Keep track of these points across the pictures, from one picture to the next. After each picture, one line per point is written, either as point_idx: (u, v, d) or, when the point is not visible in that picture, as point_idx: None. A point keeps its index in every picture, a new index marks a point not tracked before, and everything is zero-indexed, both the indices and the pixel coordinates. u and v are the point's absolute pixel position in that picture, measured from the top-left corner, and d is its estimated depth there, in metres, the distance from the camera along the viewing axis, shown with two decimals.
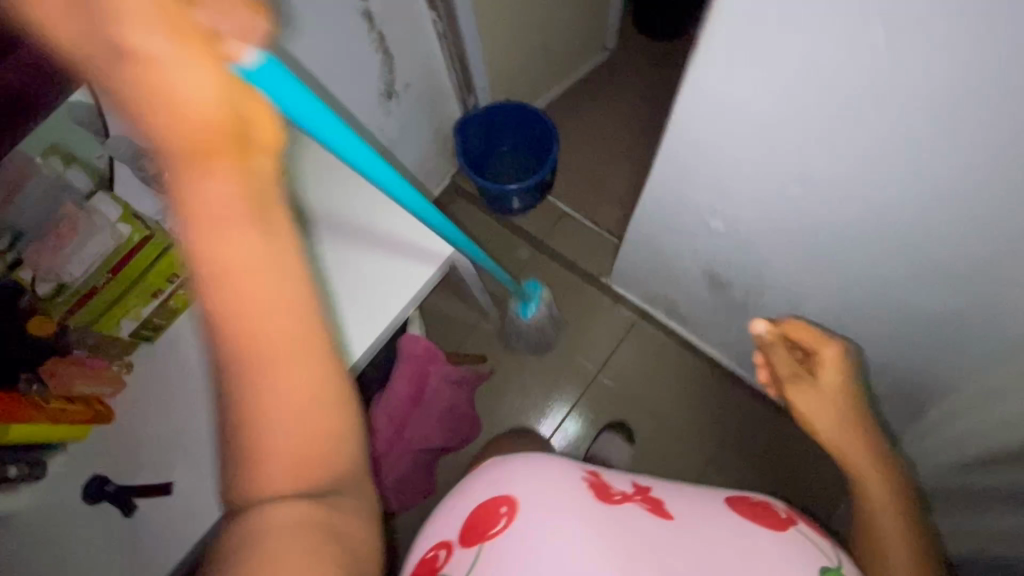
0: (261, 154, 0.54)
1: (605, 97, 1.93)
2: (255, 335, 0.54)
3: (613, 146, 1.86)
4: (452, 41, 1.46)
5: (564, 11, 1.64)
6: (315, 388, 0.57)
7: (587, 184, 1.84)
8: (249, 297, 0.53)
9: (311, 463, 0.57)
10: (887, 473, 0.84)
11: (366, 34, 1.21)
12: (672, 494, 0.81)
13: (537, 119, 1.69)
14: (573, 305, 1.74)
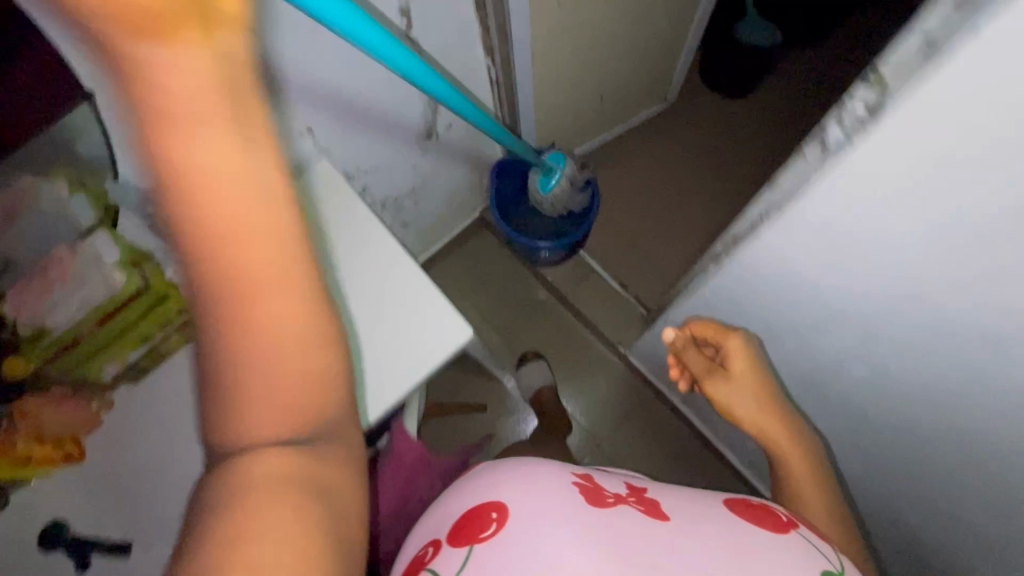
0: (253, 105, 0.43)
1: (655, 140, 1.66)
2: (232, 265, 0.44)
3: (651, 204, 1.61)
4: (502, 89, 1.22)
5: (636, 42, 1.35)
6: (312, 362, 0.51)
7: (623, 248, 1.59)
8: (243, 265, 0.44)
9: (305, 413, 0.51)
10: (802, 444, 0.88)
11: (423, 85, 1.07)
12: (667, 496, 0.73)
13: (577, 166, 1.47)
14: (574, 357, 1.56)
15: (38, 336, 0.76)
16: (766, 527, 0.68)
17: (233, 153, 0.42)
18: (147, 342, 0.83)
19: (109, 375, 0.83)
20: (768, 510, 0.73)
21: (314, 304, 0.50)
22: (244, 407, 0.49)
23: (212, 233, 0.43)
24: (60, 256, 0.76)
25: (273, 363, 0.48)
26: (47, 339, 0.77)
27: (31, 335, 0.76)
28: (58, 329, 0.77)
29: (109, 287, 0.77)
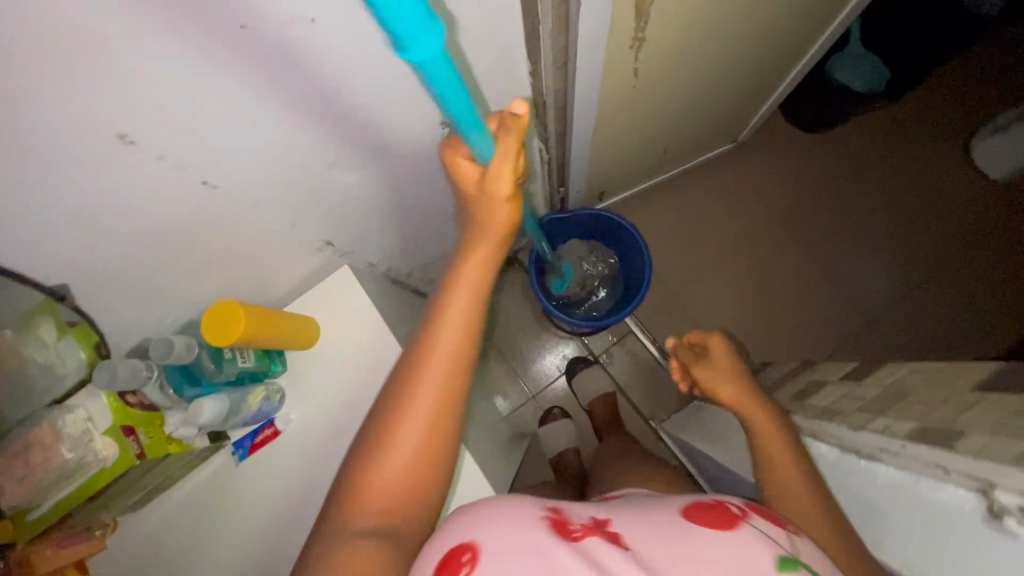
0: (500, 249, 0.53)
1: (725, 192, 1.41)
2: (434, 373, 0.50)
3: (708, 270, 1.38)
4: (556, 166, 0.99)
5: (726, 97, 1.08)
6: (419, 493, 0.50)
7: (679, 320, 1.36)
8: (435, 374, 0.50)
9: (402, 519, 0.49)
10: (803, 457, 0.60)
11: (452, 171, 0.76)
12: (630, 512, 0.50)
13: (621, 237, 1.15)
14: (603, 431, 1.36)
15: (23, 512, 0.54)
16: (713, 528, 0.47)
17: (481, 288, 0.52)
18: (150, 487, 0.65)
19: (104, 518, 0.63)
20: (722, 506, 0.50)
21: (445, 447, 0.50)
22: (372, 481, 0.48)
23: (436, 341, 0.51)
24: (42, 436, 0.54)
25: (408, 461, 0.49)
26: (40, 512, 0.55)
27: (25, 509, 0.54)
28: (50, 502, 0.56)
29: (98, 461, 0.57)
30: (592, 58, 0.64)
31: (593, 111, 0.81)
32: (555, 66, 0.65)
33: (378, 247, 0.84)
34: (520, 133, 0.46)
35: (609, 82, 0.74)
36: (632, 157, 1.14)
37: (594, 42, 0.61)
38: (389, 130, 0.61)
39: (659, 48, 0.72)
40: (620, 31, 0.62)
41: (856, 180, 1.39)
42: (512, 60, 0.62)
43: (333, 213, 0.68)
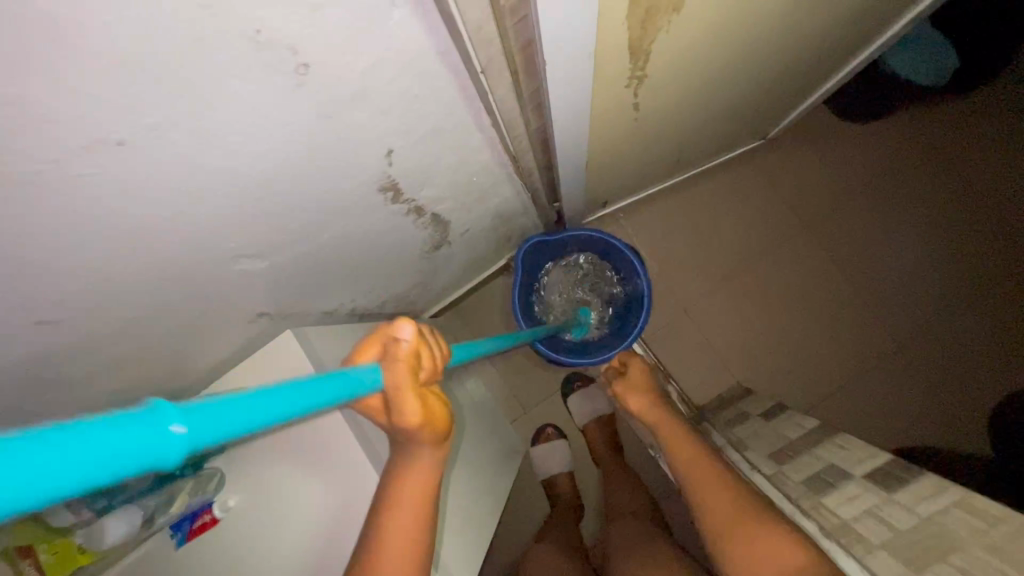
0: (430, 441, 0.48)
1: (746, 201, 1.27)
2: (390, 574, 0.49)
3: (722, 285, 1.26)
4: (550, 192, 0.85)
5: (756, 104, 0.91)
6: None
7: (687, 340, 1.26)
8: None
9: None
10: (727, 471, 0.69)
11: (412, 225, 0.64)
12: None
13: (612, 253, 1.07)
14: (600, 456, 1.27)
15: None
16: None
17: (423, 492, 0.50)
18: None
19: None
20: None
21: None
22: None
23: (384, 550, 0.49)
24: None
25: None
26: None
27: None
28: None
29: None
30: (575, 105, 0.50)
31: (586, 149, 0.67)
32: (528, 114, 0.51)
33: (336, 300, 0.73)
34: (409, 366, 0.42)
35: (601, 121, 0.60)
36: (642, 173, 0.99)
37: (575, 90, 0.47)
38: (316, 220, 0.47)
39: (666, 85, 0.57)
40: (610, 77, 0.48)
41: (894, 187, 1.25)
42: (476, 117, 0.47)
43: (266, 292, 0.57)
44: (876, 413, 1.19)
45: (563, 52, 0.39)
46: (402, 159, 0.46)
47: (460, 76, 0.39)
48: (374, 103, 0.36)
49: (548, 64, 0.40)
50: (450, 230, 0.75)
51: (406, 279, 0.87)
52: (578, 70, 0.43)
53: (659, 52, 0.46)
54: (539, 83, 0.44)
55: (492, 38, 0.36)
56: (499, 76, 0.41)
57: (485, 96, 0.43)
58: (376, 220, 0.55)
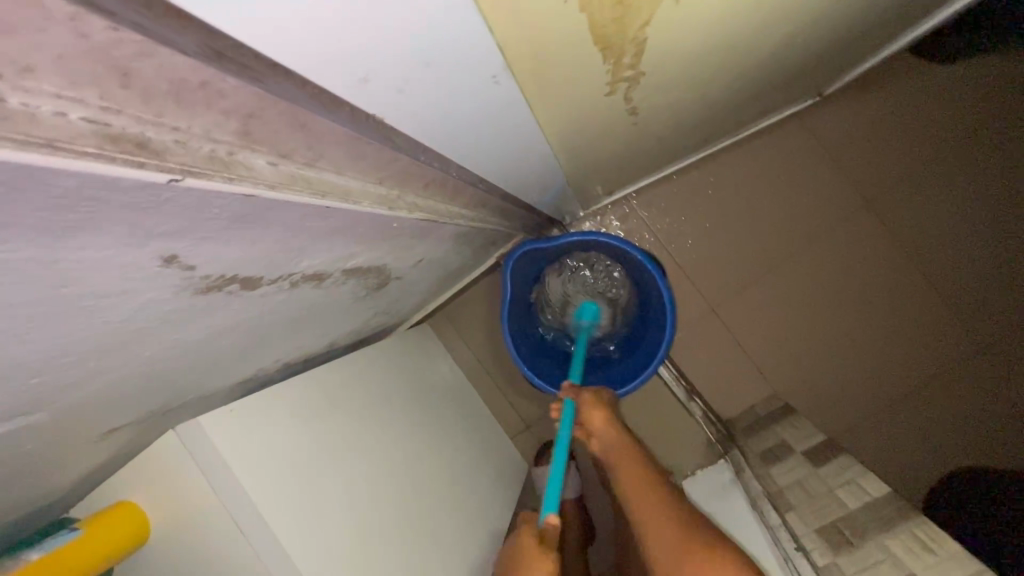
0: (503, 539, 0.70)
1: (794, 170, 1.02)
2: None
3: (758, 277, 1.04)
4: (534, 199, 0.63)
5: (824, 61, 0.67)
6: None
7: (717, 344, 1.05)
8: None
9: None
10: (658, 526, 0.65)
11: (315, 288, 0.44)
12: None
13: (609, 249, 0.86)
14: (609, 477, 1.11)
15: None
16: None
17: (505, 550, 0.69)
18: None
19: None
20: None
21: None
22: None
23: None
24: None
25: None
26: None
27: None
28: None
29: None
30: (471, 74, 0.29)
31: (548, 136, 0.46)
32: (415, 127, 0.30)
33: (251, 371, 0.56)
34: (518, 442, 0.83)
35: (554, 102, 0.39)
36: (657, 159, 0.77)
37: (461, 56, 0.26)
38: (96, 354, 0.29)
39: (675, 47, 0.36)
40: (549, 25, 0.28)
41: (988, 149, 0.98)
42: (309, 172, 0.26)
43: (109, 409, 0.40)
44: (952, 429, 0.97)
45: (330, 23, 0.19)
46: (210, 257, 0.27)
47: (136, 161, 0.17)
48: (15, 241, 0.17)
49: (308, 62, 0.20)
50: (388, 270, 0.56)
51: (353, 319, 0.68)
52: (408, 37, 0.22)
53: (649, 36, 0.33)
54: (351, 100, 0.24)
55: (101, 21, 0.14)
56: (241, 94, 0.20)
57: (269, 140, 0.23)
58: (232, 312, 0.36)
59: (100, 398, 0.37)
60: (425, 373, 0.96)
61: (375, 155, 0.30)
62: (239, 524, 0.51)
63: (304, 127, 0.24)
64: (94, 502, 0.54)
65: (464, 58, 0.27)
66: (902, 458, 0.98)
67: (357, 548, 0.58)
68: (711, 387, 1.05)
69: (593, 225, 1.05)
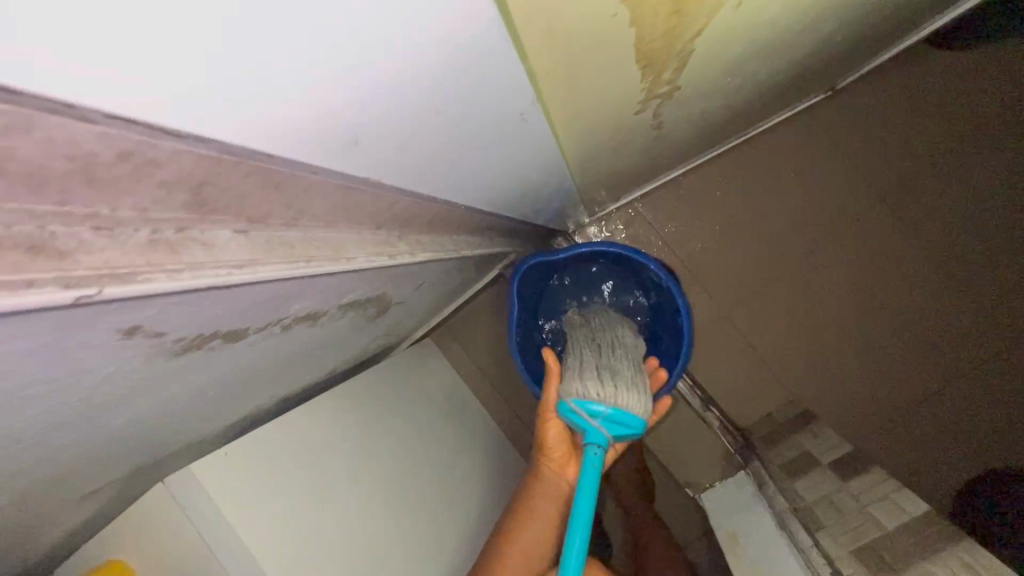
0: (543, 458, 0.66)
1: (808, 166, 0.98)
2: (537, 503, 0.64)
3: (773, 279, 1.00)
4: (545, 213, 0.60)
5: (850, 55, 0.63)
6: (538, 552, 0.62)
7: (734, 350, 1.02)
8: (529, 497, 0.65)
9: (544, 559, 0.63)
10: None
11: (311, 325, 0.40)
12: None
13: (620, 258, 0.82)
14: None
15: None
16: None
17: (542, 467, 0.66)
18: None
19: None
20: None
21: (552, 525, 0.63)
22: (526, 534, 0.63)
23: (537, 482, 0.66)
24: None
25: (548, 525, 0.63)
26: None
27: None
28: None
29: None
30: (475, 109, 0.25)
31: (566, 156, 0.42)
32: (412, 164, 0.26)
33: (249, 410, 0.52)
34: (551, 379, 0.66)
35: (569, 124, 0.36)
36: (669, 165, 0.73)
37: (467, 89, 0.23)
38: (61, 430, 0.26)
39: (715, 52, 0.33)
40: (569, 46, 0.25)
41: (1007, 142, 0.94)
42: (285, 235, 0.24)
43: (92, 471, 0.36)
44: (980, 434, 0.93)
45: (294, 104, 0.17)
46: (187, 317, 0.23)
47: (23, 276, 0.15)
48: None
49: (269, 143, 0.18)
50: (389, 298, 0.52)
51: (354, 347, 0.64)
52: (398, 92, 0.20)
53: (694, 49, 0.31)
54: (327, 165, 0.21)
55: None
56: (184, 161, 0.17)
57: (226, 208, 0.20)
58: (217, 363, 0.33)
59: (77, 464, 0.33)
60: (431, 391, 0.92)
61: (368, 198, 0.27)
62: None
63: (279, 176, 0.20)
64: (86, 556, 0.50)
65: (461, 103, 0.24)
66: (929, 463, 0.94)
67: None
68: (730, 394, 1.01)
69: (600, 231, 1.01)
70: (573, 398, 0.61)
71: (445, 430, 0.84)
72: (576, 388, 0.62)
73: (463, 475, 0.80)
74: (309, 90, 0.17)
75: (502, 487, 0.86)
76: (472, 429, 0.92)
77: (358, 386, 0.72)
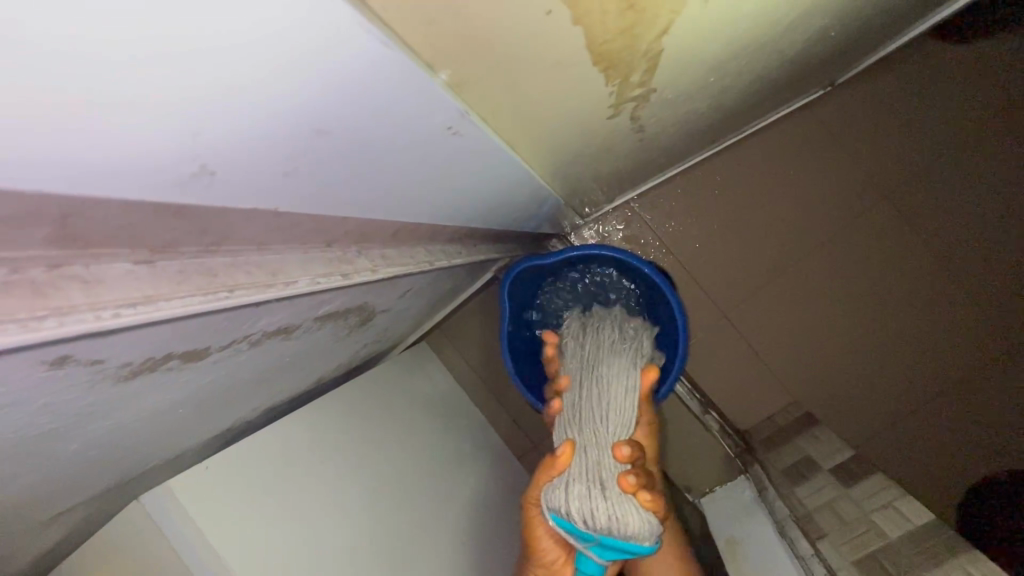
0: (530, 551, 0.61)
1: (806, 162, 0.96)
2: None
3: (772, 279, 0.98)
4: (533, 217, 0.58)
5: (847, 48, 0.61)
6: None
7: (734, 351, 1.00)
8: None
9: None
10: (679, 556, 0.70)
11: (286, 339, 0.39)
12: None
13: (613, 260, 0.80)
14: None
15: None
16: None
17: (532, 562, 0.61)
18: None
19: None
20: None
21: None
22: None
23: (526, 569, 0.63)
24: None
25: None
26: None
27: None
28: None
29: None
30: (398, 120, 0.24)
31: (539, 164, 0.41)
32: (356, 164, 0.25)
33: (228, 423, 0.51)
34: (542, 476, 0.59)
35: (544, 124, 0.34)
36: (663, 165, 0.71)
37: (405, 81, 0.22)
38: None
39: (688, 51, 0.31)
40: (498, 34, 0.22)
41: (1010, 137, 0.92)
42: (204, 261, 0.24)
43: (57, 493, 0.35)
44: (986, 437, 0.91)
45: (82, 132, 0.15)
46: (131, 344, 0.22)
47: None
48: None
49: (85, 178, 0.16)
50: (371, 307, 0.50)
51: (339, 355, 0.63)
52: (239, 109, 0.18)
53: (664, 48, 0.29)
54: (189, 198, 0.20)
55: None
56: (22, 196, 0.15)
57: (90, 242, 0.19)
58: (180, 387, 0.31)
59: (36, 487, 0.31)
60: (426, 396, 0.91)
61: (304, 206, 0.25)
62: None
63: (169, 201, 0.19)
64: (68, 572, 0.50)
65: (385, 104, 0.22)
66: (933, 467, 0.93)
67: None
68: (730, 396, 0.99)
69: (595, 232, 0.99)
70: (555, 514, 0.57)
71: (437, 437, 0.82)
72: (559, 503, 0.56)
73: (457, 483, 0.79)
74: (93, 114, 0.15)
75: (498, 494, 0.85)
76: (467, 434, 0.91)
77: (348, 394, 0.71)
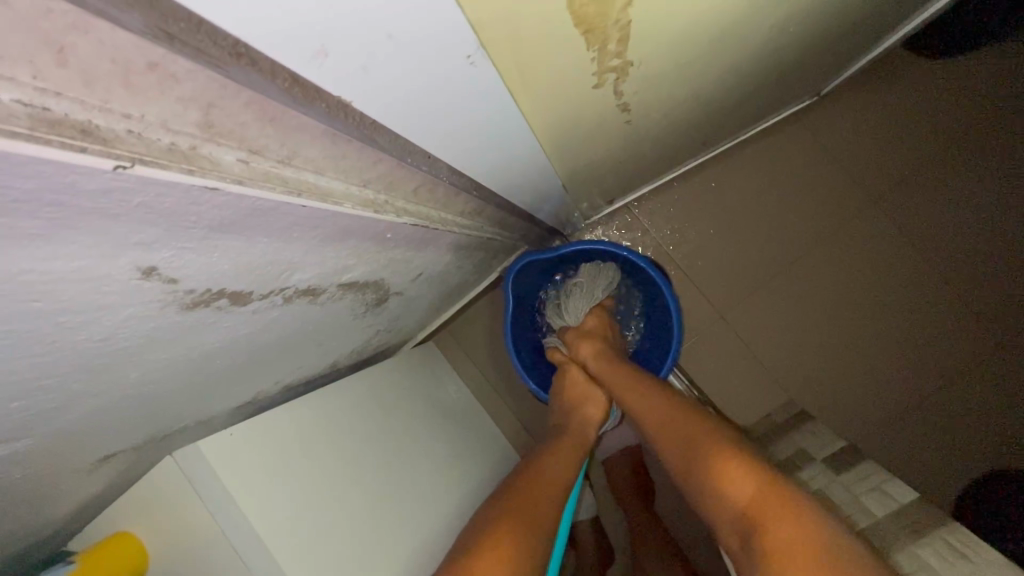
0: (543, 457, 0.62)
1: (795, 168, 1.01)
2: (521, 495, 0.55)
3: (765, 279, 1.02)
4: (535, 204, 0.63)
5: (823, 53, 0.66)
6: (529, 538, 0.52)
7: (728, 350, 1.03)
8: (526, 490, 0.56)
9: (532, 537, 0.52)
10: (720, 433, 0.55)
11: (309, 304, 0.43)
12: None
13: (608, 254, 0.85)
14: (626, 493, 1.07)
15: None
16: None
17: (543, 473, 0.59)
18: None
19: None
20: None
21: (544, 519, 0.55)
22: (511, 517, 0.52)
23: (525, 474, 0.59)
24: None
25: (534, 510, 0.54)
26: None
27: None
28: None
29: None
30: (449, 66, 0.25)
31: (538, 140, 0.45)
32: (402, 131, 0.28)
33: (254, 391, 0.55)
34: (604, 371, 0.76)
35: (551, 99, 0.37)
36: (655, 164, 0.76)
37: (466, 28, 0.24)
38: (81, 373, 0.28)
39: (662, 15, 0.31)
40: (532, 20, 0.26)
41: (984, 145, 0.97)
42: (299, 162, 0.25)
43: (111, 431, 0.39)
44: (977, 432, 0.93)
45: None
46: (199, 268, 0.26)
47: (78, 140, 0.15)
48: (8, 237, 0.16)
49: (249, 29, 0.16)
50: (387, 285, 0.55)
51: (355, 337, 0.67)
52: None
53: (632, 19, 0.30)
54: (308, 77, 0.20)
55: None
56: (198, 78, 0.18)
57: (234, 133, 0.21)
58: (222, 330, 0.35)
59: (94, 421, 0.35)
60: (434, 389, 0.94)
61: (355, 152, 0.28)
62: (239, 537, 0.49)
63: (275, 118, 0.22)
64: (98, 530, 0.53)
65: (455, 30, 0.23)
66: (926, 463, 0.95)
67: (361, 563, 0.56)
68: (726, 394, 1.02)
69: (595, 235, 1.05)
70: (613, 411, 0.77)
71: (443, 426, 0.85)
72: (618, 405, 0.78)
73: (463, 469, 0.81)
74: None
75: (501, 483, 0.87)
76: (470, 427, 0.94)
77: (359, 379, 0.75)
